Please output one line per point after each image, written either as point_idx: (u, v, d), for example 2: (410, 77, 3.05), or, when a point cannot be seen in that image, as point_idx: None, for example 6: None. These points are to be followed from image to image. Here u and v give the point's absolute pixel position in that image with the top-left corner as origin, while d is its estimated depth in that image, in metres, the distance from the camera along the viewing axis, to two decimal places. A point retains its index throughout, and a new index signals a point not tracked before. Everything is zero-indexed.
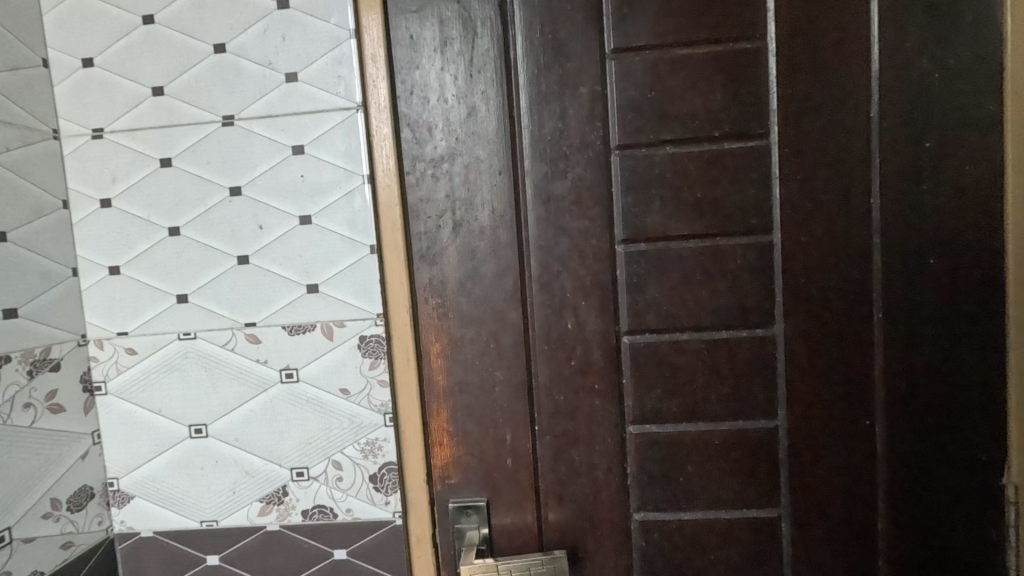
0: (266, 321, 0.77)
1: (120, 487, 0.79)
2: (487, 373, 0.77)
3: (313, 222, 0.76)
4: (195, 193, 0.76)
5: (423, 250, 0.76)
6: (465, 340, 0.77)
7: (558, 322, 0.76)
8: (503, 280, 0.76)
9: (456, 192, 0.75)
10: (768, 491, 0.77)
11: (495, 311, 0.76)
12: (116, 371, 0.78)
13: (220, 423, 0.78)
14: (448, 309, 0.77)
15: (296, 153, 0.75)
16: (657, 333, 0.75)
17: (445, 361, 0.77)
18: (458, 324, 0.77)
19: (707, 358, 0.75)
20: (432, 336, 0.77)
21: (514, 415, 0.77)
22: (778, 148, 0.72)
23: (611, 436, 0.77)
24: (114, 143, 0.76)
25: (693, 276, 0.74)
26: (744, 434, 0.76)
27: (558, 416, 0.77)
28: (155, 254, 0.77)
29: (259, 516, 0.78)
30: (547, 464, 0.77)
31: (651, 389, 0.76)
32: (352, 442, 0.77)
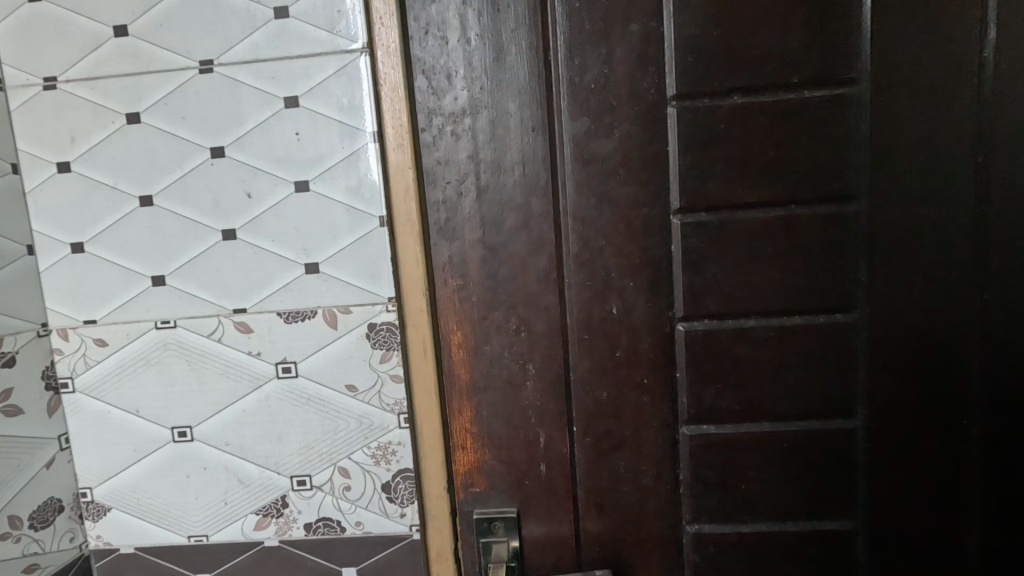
0: (258, 308, 0.66)
1: (95, 498, 0.68)
2: (517, 367, 0.65)
3: (311, 190, 0.64)
4: (169, 154, 0.64)
5: (440, 222, 0.64)
6: (491, 328, 0.65)
7: (601, 308, 0.64)
8: (534, 259, 0.64)
9: (479, 151, 0.62)
10: (843, 500, 0.66)
11: (526, 295, 0.64)
12: (84, 366, 0.67)
13: (207, 425, 0.67)
14: (472, 292, 0.64)
15: (288, 106, 0.63)
16: (718, 320, 0.64)
17: (467, 353, 0.65)
18: (482, 309, 0.65)
19: (778, 347, 0.64)
20: (451, 323, 0.65)
21: (549, 415, 0.66)
22: (867, 97, 0.60)
23: (662, 438, 0.66)
24: (70, 94, 0.63)
25: (762, 252, 0.62)
26: (818, 435, 0.65)
27: (599, 417, 0.66)
28: (124, 229, 0.65)
29: (254, 530, 0.68)
30: (585, 472, 0.67)
31: (709, 385, 0.65)
32: (361, 446, 0.67)
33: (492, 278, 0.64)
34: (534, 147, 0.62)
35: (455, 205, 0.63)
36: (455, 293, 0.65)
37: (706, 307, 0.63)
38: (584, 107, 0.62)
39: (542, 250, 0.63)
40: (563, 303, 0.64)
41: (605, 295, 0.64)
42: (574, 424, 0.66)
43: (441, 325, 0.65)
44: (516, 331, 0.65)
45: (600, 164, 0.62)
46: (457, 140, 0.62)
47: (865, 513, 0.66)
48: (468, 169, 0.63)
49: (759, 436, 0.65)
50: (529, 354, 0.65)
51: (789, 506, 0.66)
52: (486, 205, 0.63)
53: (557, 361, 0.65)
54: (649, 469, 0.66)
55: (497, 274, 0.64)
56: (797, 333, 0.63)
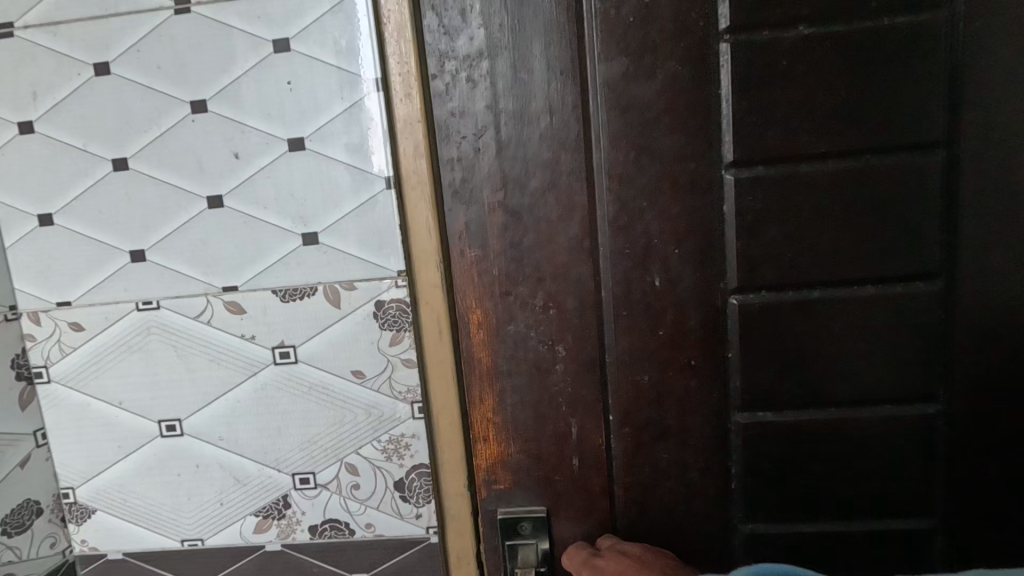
0: (251, 285, 0.58)
1: (78, 499, 0.62)
2: (546, 349, 0.57)
3: (307, 148, 0.56)
4: (145, 111, 0.56)
5: (454, 183, 0.55)
6: (515, 306, 0.57)
7: (642, 281, 0.56)
8: (563, 224, 0.55)
9: (498, 96, 0.53)
10: (919, 495, 0.58)
11: (554, 266, 0.56)
12: (59, 353, 0.60)
13: (198, 418, 0.60)
14: (493, 264, 0.56)
15: (278, 51, 0.54)
16: (774, 292, 0.55)
17: (489, 334, 0.57)
18: (505, 284, 0.56)
19: (844, 322, 0.55)
20: (469, 301, 0.57)
21: (583, 402, 0.58)
22: (959, 24, 0.50)
23: (710, 429, 0.58)
24: (30, 42, 0.55)
25: (830, 211, 0.53)
26: (892, 423, 0.56)
27: (639, 405, 0.58)
28: (97, 197, 0.57)
29: (254, 534, 0.61)
30: (625, 467, 0.59)
31: (765, 366, 0.56)
32: (371, 439, 0.59)
33: (516, 248, 0.56)
34: (563, 92, 0.53)
35: (470, 163, 0.55)
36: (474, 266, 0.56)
37: (764, 277, 0.55)
38: (621, 44, 0.52)
39: (573, 211, 0.55)
40: (597, 275, 0.56)
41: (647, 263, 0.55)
42: (611, 412, 0.58)
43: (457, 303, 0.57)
44: (543, 308, 0.56)
45: (642, 110, 0.53)
46: (472, 84, 0.53)
47: (944, 509, 0.58)
48: (485, 119, 0.54)
49: (820, 423, 0.57)
50: (559, 334, 0.57)
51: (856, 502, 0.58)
52: (505, 161, 0.54)
53: (591, 341, 0.57)
54: (696, 463, 0.58)
55: (520, 242, 0.56)
56: (869, 305, 0.55)
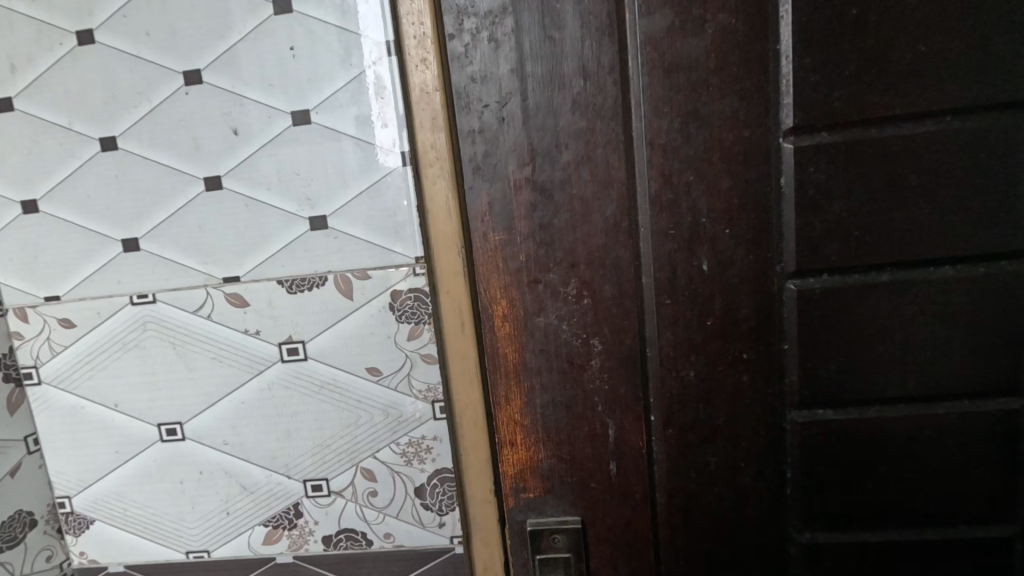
0: (254, 275, 0.53)
1: (75, 508, 0.57)
2: (579, 344, 0.46)
3: (313, 122, 0.50)
4: (133, 83, 0.50)
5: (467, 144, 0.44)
6: (543, 292, 0.46)
7: (686, 263, 0.44)
8: (596, 200, 0.44)
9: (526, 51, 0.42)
10: (1004, 500, 0.46)
11: (588, 243, 0.45)
12: (50, 353, 0.55)
13: (201, 421, 0.55)
14: (519, 245, 0.45)
15: (279, 13, 0.49)
16: (851, 268, 0.43)
17: (516, 328, 0.47)
18: (533, 271, 0.45)
19: (945, 302, 0.43)
20: (491, 288, 0.46)
21: (623, 403, 0.47)
22: None
23: (764, 432, 0.46)
24: (8, 11, 0.50)
25: (914, 168, 0.41)
26: (974, 419, 0.45)
27: (687, 411, 0.46)
28: (85, 181, 0.52)
29: (264, 545, 0.57)
30: (668, 482, 0.48)
31: (837, 357, 0.44)
32: (388, 442, 0.54)
33: (541, 223, 0.45)
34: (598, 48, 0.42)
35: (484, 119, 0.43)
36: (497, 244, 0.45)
37: (845, 252, 0.43)
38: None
39: (606, 184, 0.43)
40: (636, 257, 0.44)
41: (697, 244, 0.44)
42: (653, 414, 0.47)
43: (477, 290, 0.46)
44: (576, 301, 0.45)
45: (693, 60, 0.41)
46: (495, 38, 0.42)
47: None
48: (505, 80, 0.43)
49: (907, 427, 0.45)
50: (595, 326, 0.46)
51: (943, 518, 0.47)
52: (530, 120, 0.43)
53: (631, 337, 0.46)
54: (750, 472, 0.47)
55: (547, 213, 0.44)
56: (980, 282, 0.43)
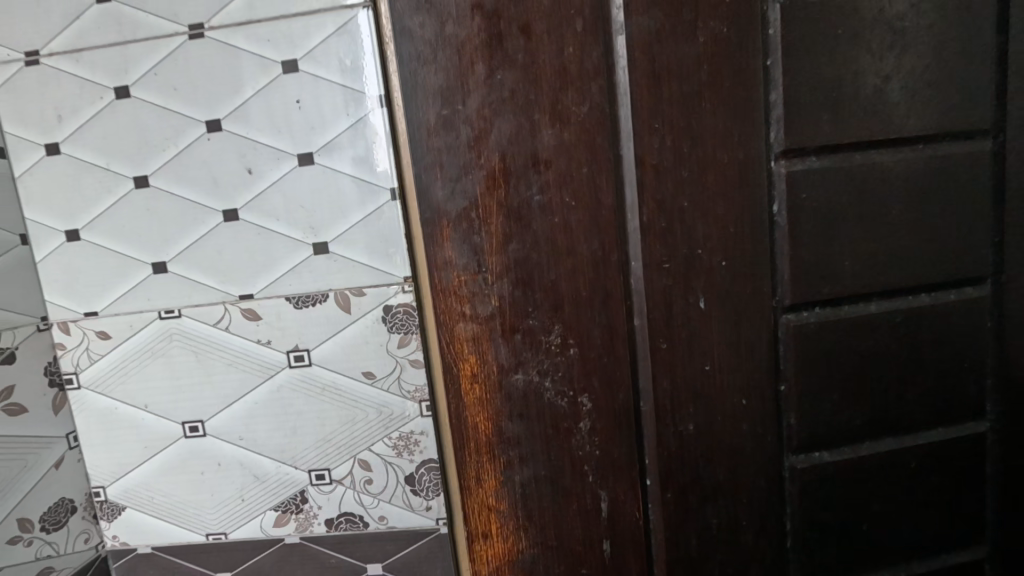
0: (266, 293, 0.61)
1: (108, 497, 0.65)
2: (568, 408, 0.35)
3: (317, 162, 0.59)
4: (163, 130, 0.59)
5: (424, 152, 0.32)
6: (521, 347, 0.34)
7: (682, 300, 0.35)
8: (584, 231, 0.33)
9: (498, 31, 0.31)
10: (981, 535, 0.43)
11: (577, 280, 0.34)
12: (88, 361, 0.63)
13: (220, 419, 0.63)
14: (491, 289, 0.33)
15: (287, 71, 0.58)
16: (833, 303, 0.38)
17: (489, 388, 0.35)
18: (509, 316, 0.34)
19: (914, 329, 0.39)
20: (456, 346, 0.34)
21: (615, 466, 0.36)
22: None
23: (763, 482, 0.38)
24: (54, 70, 0.59)
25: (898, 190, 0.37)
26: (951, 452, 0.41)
27: (691, 483, 0.37)
28: (121, 213, 0.61)
29: (274, 527, 0.65)
30: (667, 551, 0.38)
31: (815, 397, 0.38)
32: (382, 437, 0.63)
33: (520, 255, 0.33)
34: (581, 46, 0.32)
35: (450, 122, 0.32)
36: (462, 285, 0.33)
37: (836, 285, 0.37)
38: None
39: (596, 213, 0.33)
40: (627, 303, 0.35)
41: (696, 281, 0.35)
42: (649, 479, 0.37)
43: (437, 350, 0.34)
44: (559, 356, 0.34)
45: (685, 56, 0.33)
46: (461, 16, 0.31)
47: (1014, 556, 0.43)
48: (467, 67, 0.31)
49: (884, 457, 0.40)
50: (583, 379, 0.35)
51: (921, 549, 0.42)
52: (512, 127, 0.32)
53: (626, 394, 0.36)
54: (752, 537, 0.38)
55: (525, 246, 0.33)
56: (937, 315, 0.39)
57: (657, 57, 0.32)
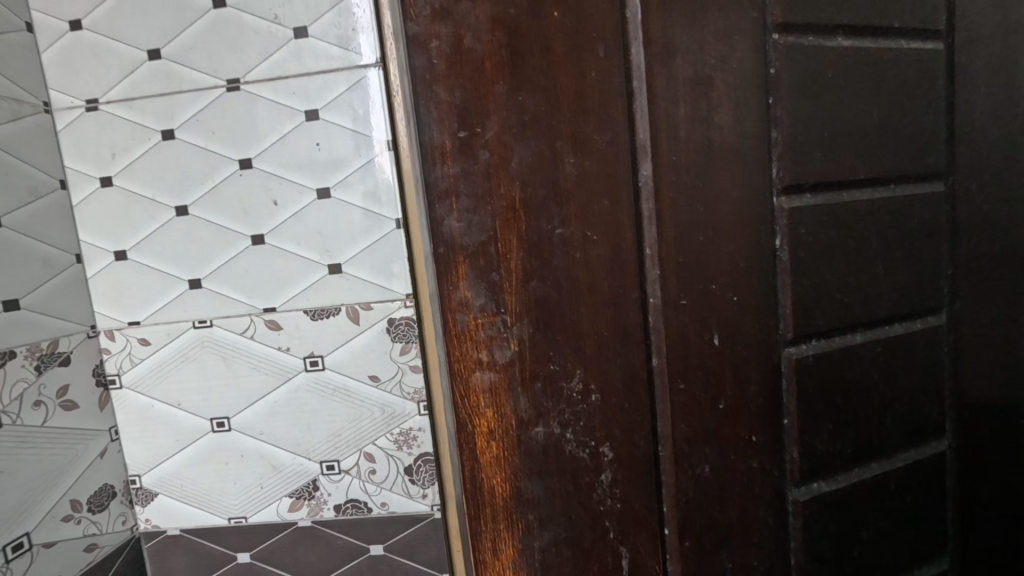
0: (287, 306, 0.71)
1: (143, 484, 0.74)
2: (586, 454, 0.40)
3: (333, 196, 0.69)
4: (201, 167, 0.69)
5: (445, 205, 0.37)
6: (540, 396, 0.39)
7: (697, 339, 0.41)
8: (605, 271, 0.39)
9: (520, 107, 0.36)
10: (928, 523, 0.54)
11: (595, 335, 0.39)
12: (129, 364, 0.72)
13: (244, 416, 0.73)
14: (510, 337, 0.38)
15: (309, 119, 0.68)
16: (825, 338, 0.46)
17: (508, 449, 0.39)
18: (531, 372, 0.38)
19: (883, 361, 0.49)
20: (475, 399, 0.38)
21: (635, 518, 0.41)
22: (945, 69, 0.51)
23: (772, 512, 0.45)
24: (110, 115, 0.69)
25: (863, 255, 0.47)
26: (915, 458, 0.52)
27: (702, 519, 0.42)
28: (163, 236, 0.70)
29: (289, 511, 0.74)
30: None
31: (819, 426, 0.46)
32: (385, 432, 0.72)
33: (538, 315, 0.38)
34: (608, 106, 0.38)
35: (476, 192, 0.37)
36: (480, 334, 0.38)
37: (825, 323, 0.45)
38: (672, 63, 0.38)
39: (620, 262, 0.39)
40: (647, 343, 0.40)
41: (698, 331, 0.41)
42: (665, 523, 0.42)
43: (459, 403, 0.38)
44: (580, 403, 0.39)
45: (696, 137, 0.39)
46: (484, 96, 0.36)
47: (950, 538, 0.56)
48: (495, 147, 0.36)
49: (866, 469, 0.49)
50: (604, 429, 0.40)
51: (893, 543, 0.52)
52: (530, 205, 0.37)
53: (639, 434, 0.41)
54: (763, 548, 0.45)
55: (541, 307, 0.38)
56: (899, 344, 0.50)
57: (659, 132, 0.38)
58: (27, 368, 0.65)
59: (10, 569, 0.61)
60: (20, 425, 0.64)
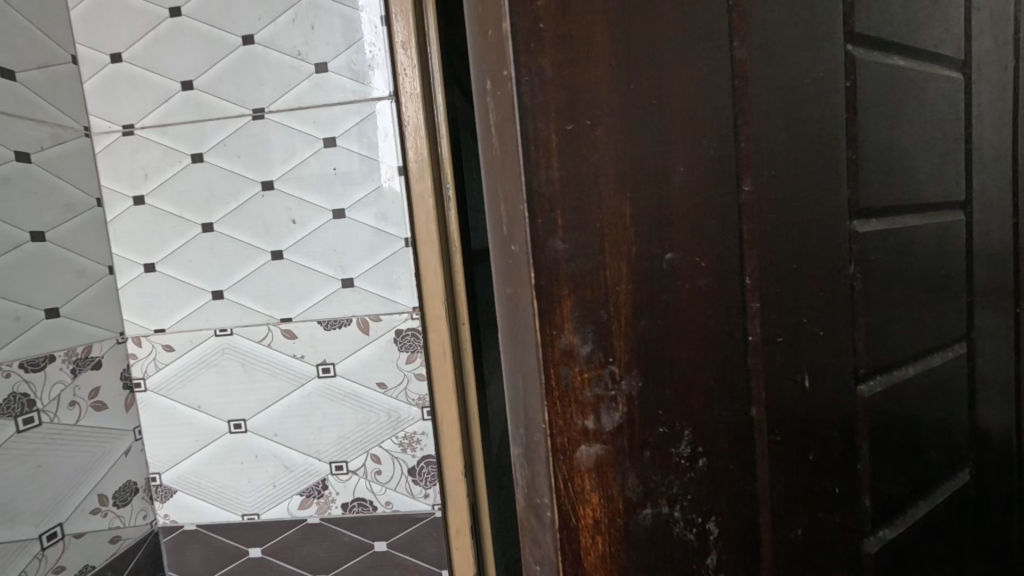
0: (302, 317, 0.77)
1: (162, 481, 0.80)
2: (697, 544, 0.31)
3: (347, 216, 0.75)
4: (227, 188, 0.75)
5: (544, 230, 0.27)
6: (649, 468, 0.30)
7: (806, 381, 0.34)
8: (716, 306, 0.30)
9: (626, 74, 0.27)
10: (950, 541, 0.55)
11: (713, 386, 0.30)
12: (154, 368, 0.78)
13: (259, 418, 0.78)
14: (618, 396, 0.29)
15: (327, 146, 0.74)
16: (895, 369, 0.43)
17: (610, 547, 0.29)
18: (632, 436, 0.29)
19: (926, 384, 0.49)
20: (580, 481, 0.29)
21: None
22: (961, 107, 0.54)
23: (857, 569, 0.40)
24: (145, 139, 0.75)
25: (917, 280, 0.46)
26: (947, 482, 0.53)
27: None
28: (189, 250, 0.76)
29: (299, 509, 0.79)
30: None
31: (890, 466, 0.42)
32: (390, 435, 0.77)
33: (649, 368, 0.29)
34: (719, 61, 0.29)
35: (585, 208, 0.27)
36: (585, 394, 0.28)
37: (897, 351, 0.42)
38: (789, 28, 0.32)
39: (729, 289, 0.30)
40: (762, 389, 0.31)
41: (819, 381, 0.34)
42: None
43: (559, 486, 0.28)
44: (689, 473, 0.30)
45: (825, 157, 0.33)
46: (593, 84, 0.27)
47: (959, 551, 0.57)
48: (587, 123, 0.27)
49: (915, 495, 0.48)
50: (715, 512, 0.31)
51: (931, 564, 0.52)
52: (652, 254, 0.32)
53: (750, 511, 0.32)
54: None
55: (652, 351, 0.29)
56: (931, 371, 0.50)
57: (794, 149, 0.31)
58: (64, 371, 0.70)
59: (45, 556, 0.66)
60: (57, 423, 0.69)
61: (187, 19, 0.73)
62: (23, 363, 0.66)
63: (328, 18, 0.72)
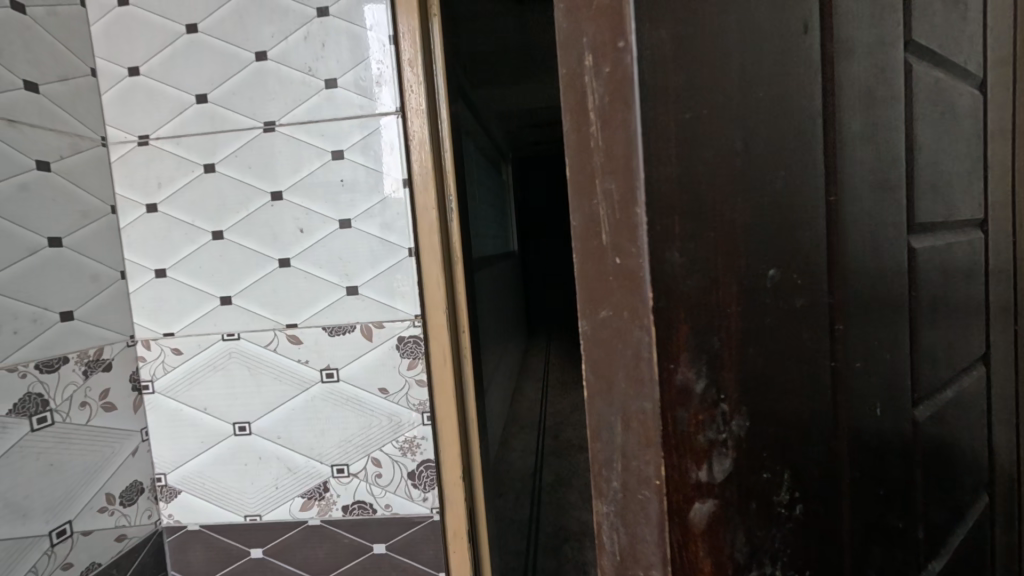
0: (308, 323, 0.79)
1: (167, 482, 0.82)
2: None
3: (353, 226, 0.78)
4: (237, 198, 0.78)
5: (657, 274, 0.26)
6: (755, 521, 0.30)
7: (866, 416, 0.36)
8: (807, 355, 0.32)
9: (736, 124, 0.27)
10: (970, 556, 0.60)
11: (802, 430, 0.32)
12: (162, 371, 0.80)
13: (264, 421, 0.80)
14: (729, 441, 0.29)
15: (335, 158, 0.77)
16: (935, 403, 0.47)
17: None
18: (740, 485, 0.29)
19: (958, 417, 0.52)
20: (694, 545, 0.28)
21: None
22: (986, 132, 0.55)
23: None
24: (159, 149, 0.78)
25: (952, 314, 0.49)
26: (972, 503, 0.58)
27: None
28: (199, 257, 0.79)
29: (300, 511, 0.81)
30: None
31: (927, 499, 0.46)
32: (391, 440, 0.79)
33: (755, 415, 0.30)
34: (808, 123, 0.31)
35: (698, 241, 0.27)
36: (699, 440, 0.28)
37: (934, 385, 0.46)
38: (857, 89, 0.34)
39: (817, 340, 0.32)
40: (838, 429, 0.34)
41: (872, 417, 0.37)
42: None
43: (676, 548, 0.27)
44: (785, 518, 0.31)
45: (877, 210, 0.36)
46: (709, 117, 0.26)
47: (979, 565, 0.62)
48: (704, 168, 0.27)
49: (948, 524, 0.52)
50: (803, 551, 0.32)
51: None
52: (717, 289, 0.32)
53: (832, 550, 0.34)
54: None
55: (759, 398, 0.29)
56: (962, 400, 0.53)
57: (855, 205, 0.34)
58: (76, 372, 0.71)
59: (54, 552, 0.67)
60: (68, 423, 0.70)
61: (203, 35, 0.76)
62: (39, 364, 0.67)
63: (338, 36, 0.75)
